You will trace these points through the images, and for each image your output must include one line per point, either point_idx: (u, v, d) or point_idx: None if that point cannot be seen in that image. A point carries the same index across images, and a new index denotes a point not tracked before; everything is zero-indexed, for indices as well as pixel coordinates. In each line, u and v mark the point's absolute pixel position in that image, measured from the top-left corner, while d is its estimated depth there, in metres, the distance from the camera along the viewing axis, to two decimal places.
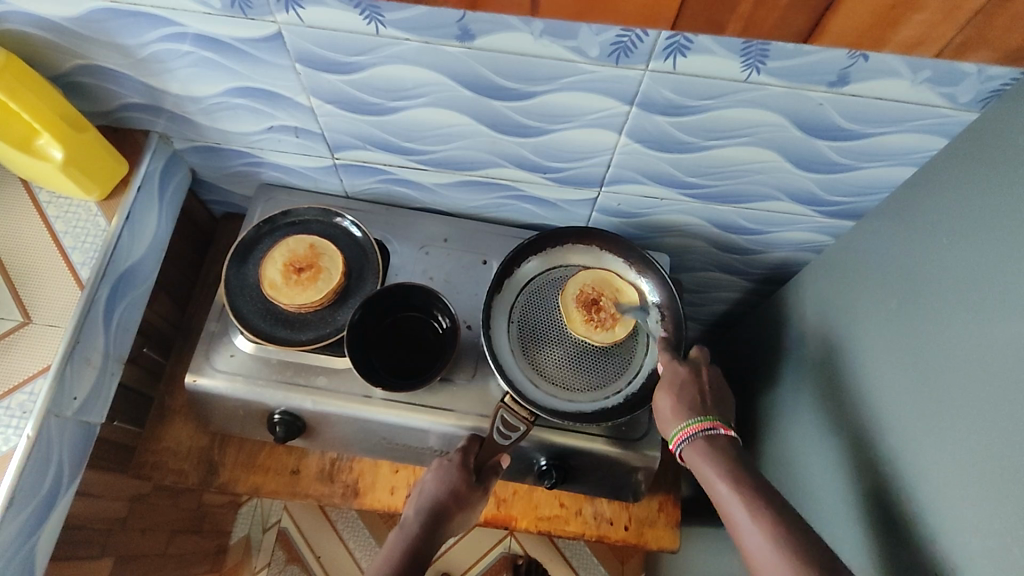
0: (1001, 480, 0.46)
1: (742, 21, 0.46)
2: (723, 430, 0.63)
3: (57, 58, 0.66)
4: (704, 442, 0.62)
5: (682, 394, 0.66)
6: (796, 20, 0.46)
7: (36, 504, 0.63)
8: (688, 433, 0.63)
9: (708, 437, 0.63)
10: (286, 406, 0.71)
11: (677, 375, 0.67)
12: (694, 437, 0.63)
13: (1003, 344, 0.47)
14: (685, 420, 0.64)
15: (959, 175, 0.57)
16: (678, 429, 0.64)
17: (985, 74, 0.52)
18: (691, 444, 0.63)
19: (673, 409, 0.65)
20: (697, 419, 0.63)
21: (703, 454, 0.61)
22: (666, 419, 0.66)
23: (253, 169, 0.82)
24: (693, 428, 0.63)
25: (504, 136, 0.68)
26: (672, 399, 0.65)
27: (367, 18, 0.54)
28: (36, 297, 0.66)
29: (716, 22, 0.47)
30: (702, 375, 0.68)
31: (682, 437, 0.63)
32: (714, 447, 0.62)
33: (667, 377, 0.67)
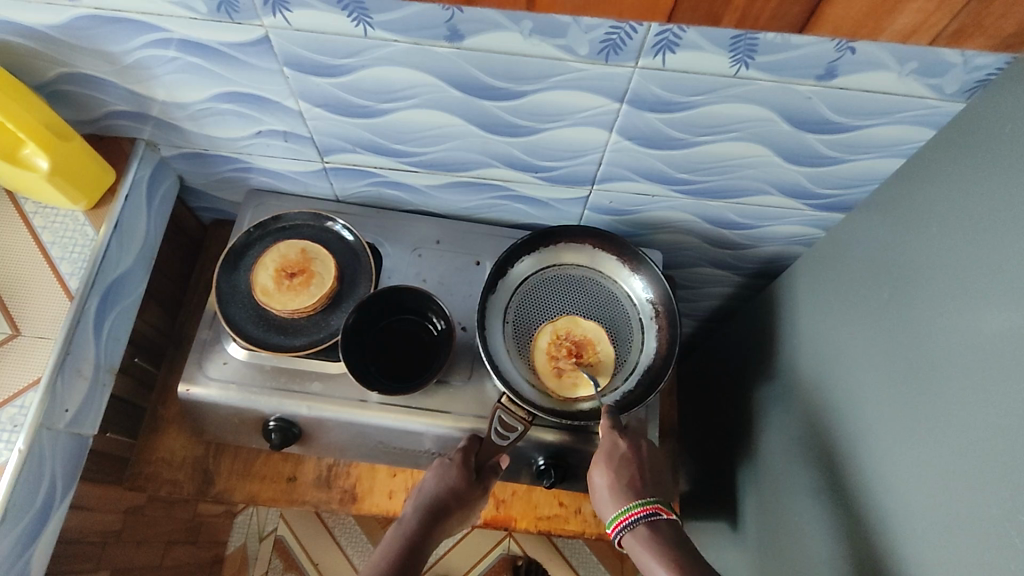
0: (994, 465, 0.46)
1: (738, 13, 0.47)
2: (665, 513, 0.63)
3: (40, 66, 0.65)
4: (646, 530, 0.62)
5: (621, 473, 0.65)
6: (794, 8, 0.46)
7: (28, 520, 0.62)
8: (628, 518, 0.63)
9: (650, 522, 0.63)
10: (280, 413, 0.71)
11: (616, 451, 0.66)
12: (636, 523, 0.63)
13: (993, 331, 0.48)
14: (625, 505, 0.64)
15: (948, 165, 0.57)
16: (618, 513, 0.64)
17: (971, 65, 0.53)
18: (631, 532, 0.63)
19: (610, 490, 0.65)
20: (639, 504, 0.63)
21: (643, 543, 0.62)
22: (605, 499, 0.65)
23: (241, 175, 0.81)
24: (634, 513, 0.63)
25: (495, 136, 0.68)
26: (609, 479, 0.65)
27: (355, 19, 0.54)
28: (25, 309, 0.65)
29: (711, 14, 0.48)
30: (642, 452, 0.67)
31: (622, 525, 0.63)
32: (656, 534, 0.62)
33: (605, 452, 0.66)
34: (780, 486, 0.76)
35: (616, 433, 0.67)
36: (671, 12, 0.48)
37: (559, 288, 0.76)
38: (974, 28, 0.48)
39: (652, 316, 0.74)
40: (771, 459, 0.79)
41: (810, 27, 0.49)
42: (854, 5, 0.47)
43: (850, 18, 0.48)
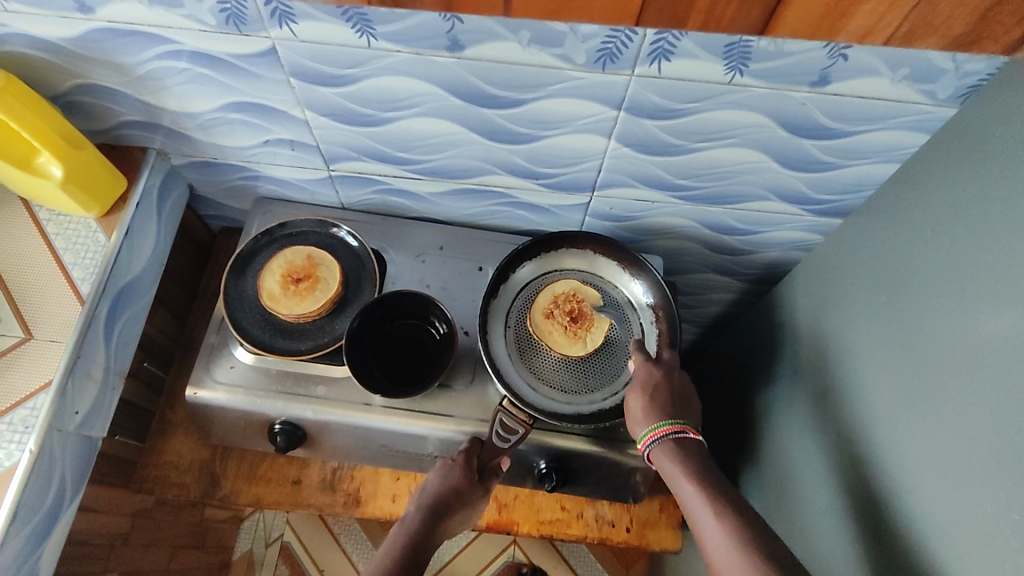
0: (996, 464, 0.46)
1: (702, 15, 0.48)
2: (692, 434, 0.64)
3: (56, 77, 0.67)
4: (675, 446, 0.63)
5: (655, 396, 0.66)
6: (754, 9, 0.47)
7: (38, 520, 0.63)
8: (658, 434, 0.63)
9: (676, 440, 0.63)
10: (286, 416, 0.72)
11: (653, 377, 0.67)
12: (664, 439, 0.63)
13: (991, 333, 0.48)
14: (656, 421, 0.64)
15: (942, 169, 0.58)
16: (648, 430, 0.64)
17: (963, 70, 0.54)
18: (660, 446, 0.63)
19: (644, 410, 0.65)
20: (669, 422, 0.64)
21: (671, 456, 0.62)
22: (637, 419, 0.65)
23: (249, 183, 0.83)
24: (664, 429, 0.63)
25: (496, 143, 0.69)
26: (644, 400, 0.65)
27: (359, 31, 0.56)
28: (38, 313, 0.67)
29: (676, 17, 0.48)
30: (674, 379, 0.68)
31: (653, 437, 0.64)
32: (682, 450, 0.62)
33: (640, 377, 0.67)
34: (785, 490, 0.76)
35: (650, 361, 0.68)
36: (638, 15, 0.49)
37: None
38: (964, 35, 0.49)
39: (653, 320, 0.75)
40: (774, 463, 0.79)
41: (769, 29, 0.49)
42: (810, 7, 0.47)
43: (806, 22, 0.48)
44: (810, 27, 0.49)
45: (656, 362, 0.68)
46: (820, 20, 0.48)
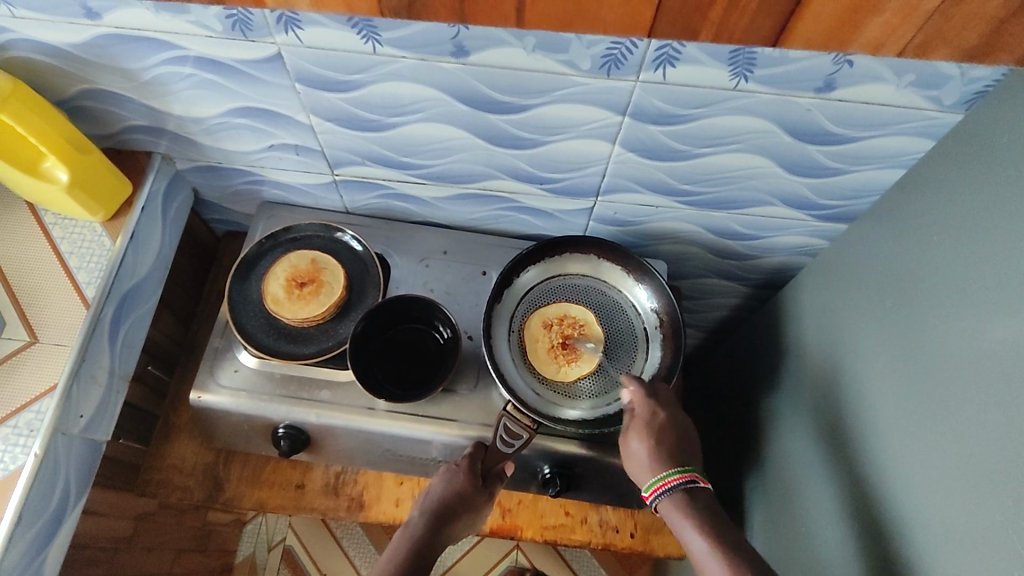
0: (1001, 472, 0.46)
1: (714, 26, 0.47)
2: (701, 483, 0.64)
3: (63, 82, 0.67)
4: (685, 497, 0.63)
5: (660, 440, 0.65)
6: (766, 20, 0.46)
7: (42, 524, 0.63)
8: (666, 484, 0.63)
9: (687, 490, 0.63)
10: (290, 420, 0.72)
11: (656, 420, 0.66)
12: (673, 490, 0.63)
13: (997, 340, 0.48)
14: (664, 470, 0.64)
15: (947, 176, 0.58)
16: (657, 480, 0.64)
17: (968, 76, 0.54)
18: (670, 496, 0.63)
19: (650, 456, 0.65)
20: (679, 471, 0.63)
21: (682, 507, 0.62)
22: (642, 467, 0.65)
23: (254, 187, 0.83)
24: (674, 479, 0.63)
25: (500, 148, 0.69)
26: (649, 446, 0.65)
27: (364, 37, 0.56)
28: (43, 317, 0.67)
29: (688, 27, 0.48)
30: (676, 418, 0.68)
31: (661, 489, 0.63)
32: (693, 500, 0.62)
33: (643, 420, 0.66)
34: (789, 496, 0.76)
35: (653, 402, 0.67)
36: (651, 28, 0.48)
37: (564, 297, 0.76)
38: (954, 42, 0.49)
39: (657, 325, 0.75)
40: (778, 468, 0.79)
41: (783, 40, 0.48)
42: (822, 20, 0.47)
43: (818, 33, 0.48)
44: (823, 38, 0.48)
45: (657, 402, 0.68)
46: (835, 29, 0.47)
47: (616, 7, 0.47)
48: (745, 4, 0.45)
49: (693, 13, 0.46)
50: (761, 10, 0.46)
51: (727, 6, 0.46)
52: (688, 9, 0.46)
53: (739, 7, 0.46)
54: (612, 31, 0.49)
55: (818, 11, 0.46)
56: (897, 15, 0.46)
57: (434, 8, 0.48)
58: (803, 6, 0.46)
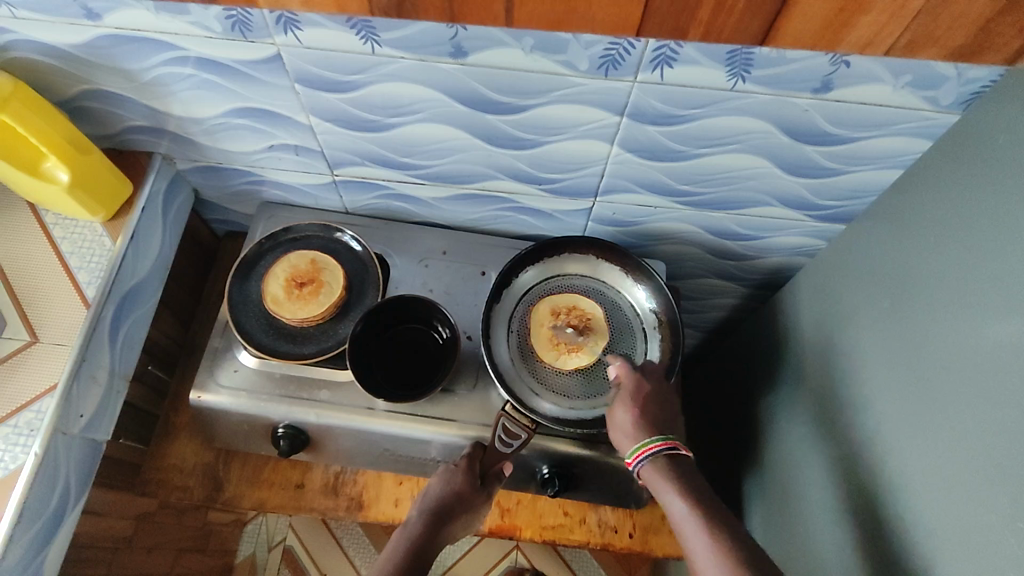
0: (1000, 472, 0.46)
1: (703, 27, 0.48)
2: (683, 450, 0.63)
3: (64, 83, 0.68)
4: (667, 463, 0.62)
5: (644, 409, 0.65)
6: (754, 21, 0.47)
7: (42, 523, 0.64)
8: (649, 450, 0.63)
9: (669, 456, 0.62)
10: (289, 420, 0.72)
11: (640, 390, 0.66)
12: (656, 455, 0.62)
13: (995, 340, 0.48)
14: (647, 437, 0.63)
15: (944, 176, 0.58)
16: (639, 445, 0.63)
17: (965, 77, 0.54)
18: (651, 462, 0.62)
19: (632, 422, 0.64)
20: (661, 437, 0.63)
21: (663, 472, 0.62)
22: (625, 433, 0.65)
23: (254, 188, 0.84)
24: (657, 445, 0.63)
25: (499, 149, 0.69)
26: (632, 412, 0.65)
27: (363, 37, 0.56)
28: (44, 317, 0.67)
29: (677, 27, 0.48)
30: (660, 389, 0.68)
31: (644, 454, 0.63)
32: (675, 467, 0.62)
33: (630, 391, 0.66)
34: (788, 496, 0.76)
35: (639, 375, 0.67)
36: (640, 25, 0.49)
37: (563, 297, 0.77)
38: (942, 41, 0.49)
39: (656, 325, 0.75)
40: (777, 468, 0.79)
41: (771, 39, 0.49)
42: (811, 19, 0.47)
43: (808, 31, 0.48)
44: (813, 36, 0.49)
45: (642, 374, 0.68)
46: (823, 29, 0.48)
47: (607, 7, 0.48)
48: (732, 4, 0.46)
49: (682, 13, 0.47)
50: (749, 10, 0.46)
51: (716, 5, 0.46)
52: (675, 10, 0.47)
53: (727, 7, 0.46)
54: (603, 30, 0.50)
55: (806, 11, 0.46)
56: (886, 14, 0.46)
57: (422, 9, 0.50)
58: (792, 6, 0.46)
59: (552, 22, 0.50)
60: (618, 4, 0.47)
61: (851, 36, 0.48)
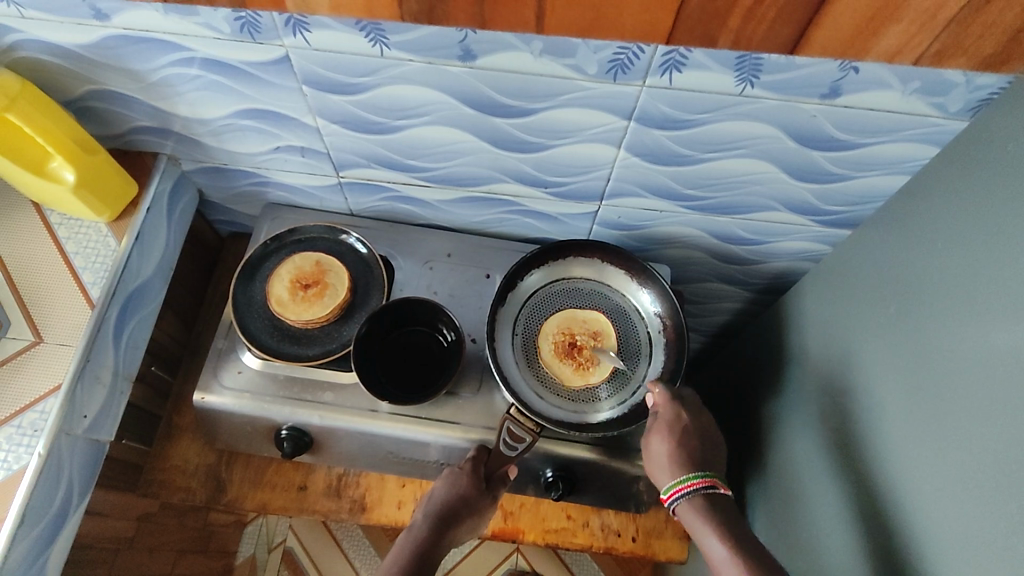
0: (1008, 480, 0.46)
1: (732, 34, 0.48)
2: (721, 488, 0.65)
3: (70, 83, 0.68)
4: (703, 502, 0.64)
5: (683, 441, 0.67)
6: (783, 29, 0.47)
7: (46, 523, 0.63)
8: (684, 488, 0.64)
9: (706, 495, 0.64)
10: (293, 422, 0.72)
11: (679, 422, 0.68)
12: (691, 494, 0.64)
13: (1002, 347, 0.48)
14: (684, 475, 0.65)
15: (952, 182, 0.58)
16: (676, 482, 0.65)
17: (974, 84, 0.54)
18: (687, 500, 0.64)
19: (670, 455, 0.66)
20: (698, 475, 0.65)
21: (701, 513, 0.63)
22: (660, 466, 0.66)
23: (259, 188, 0.83)
24: (693, 484, 0.64)
25: (506, 152, 0.69)
26: (670, 445, 0.66)
27: (372, 40, 0.56)
28: (48, 317, 0.67)
29: (706, 35, 0.49)
30: (699, 422, 0.69)
31: (679, 492, 0.64)
32: (711, 506, 0.64)
33: (666, 421, 0.67)
34: (791, 501, 0.76)
35: (677, 405, 0.69)
36: (670, 33, 0.49)
37: (569, 301, 0.77)
38: (954, 49, 0.48)
39: (661, 330, 0.75)
40: (781, 473, 0.79)
41: (800, 48, 0.49)
42: (841, 27, 0.47)
43: (838, 41, 0.48)
44: (841, 48, 0.49)
45: (682, 405, 0.69)
46: (852, 40, 0.48)
47: (636, 15, 0.48)
48: (763, 14, 0.46)
49: (711, 21, 0.47)
50: (779, 19, 0.47)
51: (745, 14, 0.47)
52: (706, 16, 0.47)
53: (757, 17, 0.47)
54: (630, 37, 0.50)
55: (834, 23, 0.47)
56: (915, 23, 0.46)
57: (453, 14, 0.50)
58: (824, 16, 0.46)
59: (584, 28, 0.49)
60: (648, 10, 0.47)
61: (880, 46, 0.48)
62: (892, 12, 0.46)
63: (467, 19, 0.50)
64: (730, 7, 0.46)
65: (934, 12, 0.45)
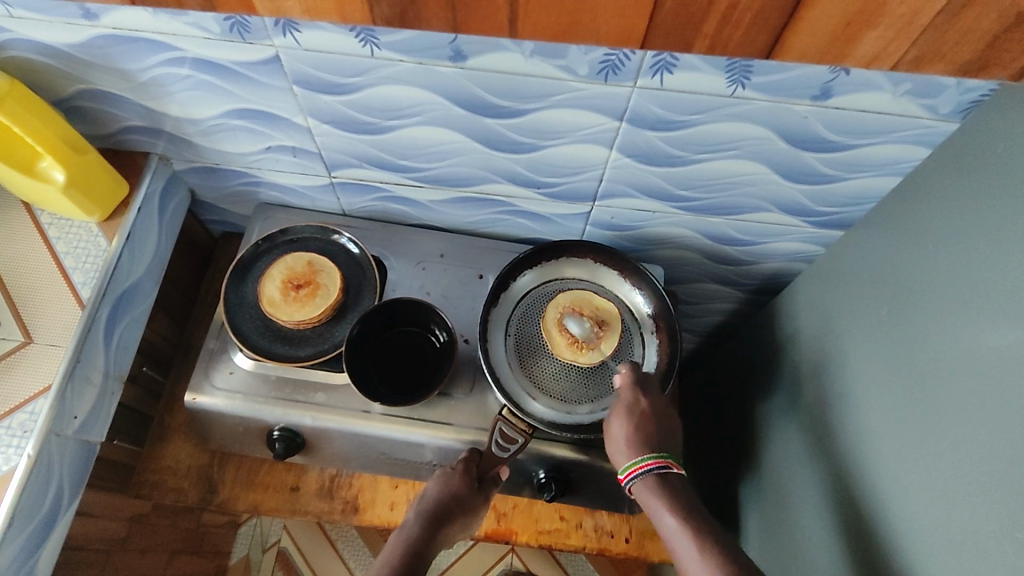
0: (994, 480, 0.46)
1: (708, 39, 0.48)
2: (675, 468, 0.64)
3: (60, 83, 0.67)
4: (657, 479, 0.63)
5: (640, 425, 0.65)
6: (760, 34, 0.47)
7: (35, 525, 0.63)
8: (640, 468, 0.64)
9: (662, 473, 0.63)
10: (284, 423, 0.72)
11: (638, 406, 0.66)
12: (647, 473, 0.63)
13: (990, 348, 0.48)
14: (640, 455, 0.64)
15: (942, 184, 0.58)
16: (633, 463, 0.64)
17: (963, 86, 0.54)
18: (643, 479, 0.63)
19: (628, 440, 0.65)
20: (653, 455, 0.64)
21: (656, 490, 0.62)
22: (620, 449, 0.65)
23: (251, 188, 0.83)
24: (648, 463, 0.64)
25: (498, 153, 0.69)
26: (628, 430, 0.65)
27: (363, 41, 0.56)
28: (38, 318, 0.67)
29: (683, 39, 0.48)
30: (660, 407, 0.68)
31: (635, 472, 0.64)
32: (665, 484, 0.63)
33: (626, 405, 0.66)
34: (783, 501, 0.76)
35: (637, 389, 0.67)
36: (645, 36, 0.48)
37: None
38: (933, 54, 0.48)
39: (653, 330, 0.75)
40: (773, 473, 0.79)
41: (777, 53, 0.48)
42: (818, 32, 0.47)
43: (816, 45, 0.48)
44: (819, 52, 0.48)
45: (642, 389, 0.68)
46: (831, 44, 0.47)
47: (612, 19, 0.47)
48: (739, 19, 0.46)
49: (687, 26, 0.47)
50: (755, 24, 0.46)
51: (722, 19, 0.46)
52: (681, 21, 0.46)
53: (732, 21, 0.46)
54: (606, 41, 0.49)
55: (813, 27, 0.46)
56: (894, 29, 0.46)
57: (427, 18, 0.49)
58: (800, 21, 0.46)
59: (556, 32, 0.49)
60: (625, 15, 0.47)
61: (860, 50, 0.48)
62: (868, 17, 0.45)
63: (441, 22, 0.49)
64: (706, 10, 0.45)
65: (911, 18, 0.45)
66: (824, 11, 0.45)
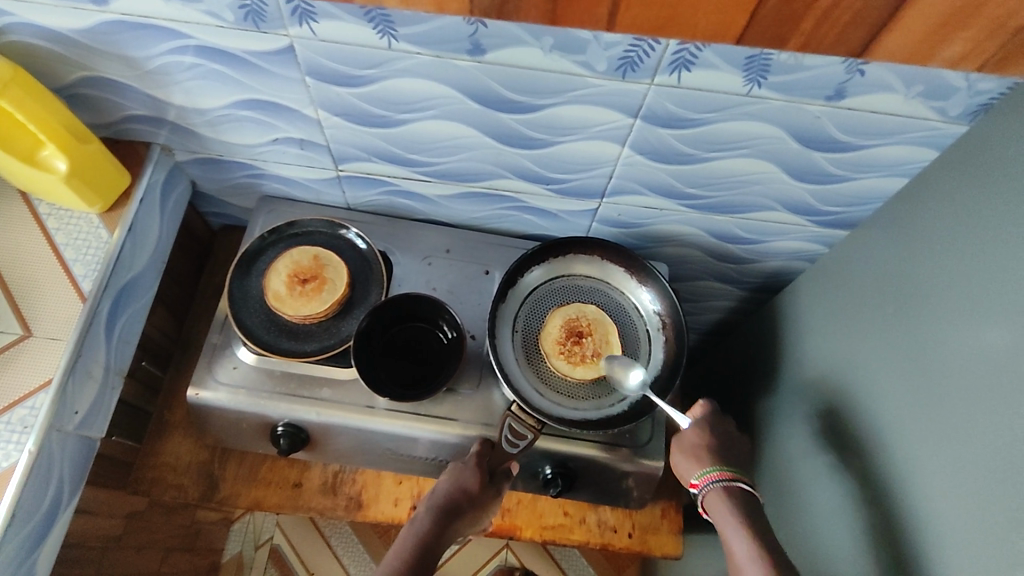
0: (1007, 474, 0.47)
1: (804, 37, 0.48)
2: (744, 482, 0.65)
3: (61, 69, 0.65)
4: (726, 493, 0.64)
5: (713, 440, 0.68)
6: (860, 32, 0.47)
7: (36, 522, 0.62)
8: (709, 479, 0.65)
9: (730, 487, 0.65)
10: (290, 419, 0.71)
11: (716, 426, 0.70)
12: (715, 484, 0.65)
13: (1000, 346, 0.49)
14: (706, 467, 0.66)
15: (949, 184, 0.59)
16: (702, 472, 0.66)
17: (975, 89, 0.55)
18: (712, 490, 0.65)
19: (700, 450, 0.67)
20: (720, 468, 0.66)
21: (725, 505, 0.64)
22: (689, 459, 0.68)
23: (254, 180, 0.82)
24: (715, 475, 0.65)
25: (510, 148, 0.69)
26: (702, 439, 0.68)
27: (380, 32, 0.55)
28: (38, 311, 0.65)
29: (779, 38, 0.48)
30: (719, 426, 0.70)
31: (706, 481, 0.65)
32: (732, 498, 0.64)
33: (705, 422, 0.70)
34: (786, 496, 0.77)
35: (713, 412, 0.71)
36: (741, 34, 0.49)
37: (569, 298, 0.76)
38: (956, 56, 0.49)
39: (660, 327, 0.75)
40: (776, 469, 0.80)
41: (868, 53, 0.50)
42: (908, 34, 0.47)
43: (904, 47, 0.49)
44: (908, 52, 0.49)
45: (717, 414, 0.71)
46: (919, 45, 0.49)
47: (708, 14, 0.47)
48: (836, 18, 0.47)
49: (785, 23, 0.47)
50: (854, 22, 0.47)
51: (820, 19, 0.47)
52: (780, 18, 0.47)
53: (832, 20, 0.47)
54: (700, 37, 0.49)
55: (906, 27, 0.47)
56: (984, 31, 0.47)
57: (525, 9, 0.49)
58: (897, 21, 0.46)
59: (646, 27, 0.49)
60: (720, 11, 0.47)
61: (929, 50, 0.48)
62: (962, 19, 0.46)
63: (536, 17, 0.49)
64: (808, 8, 0.46)
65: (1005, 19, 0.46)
66: (918, 12, 0.45)
